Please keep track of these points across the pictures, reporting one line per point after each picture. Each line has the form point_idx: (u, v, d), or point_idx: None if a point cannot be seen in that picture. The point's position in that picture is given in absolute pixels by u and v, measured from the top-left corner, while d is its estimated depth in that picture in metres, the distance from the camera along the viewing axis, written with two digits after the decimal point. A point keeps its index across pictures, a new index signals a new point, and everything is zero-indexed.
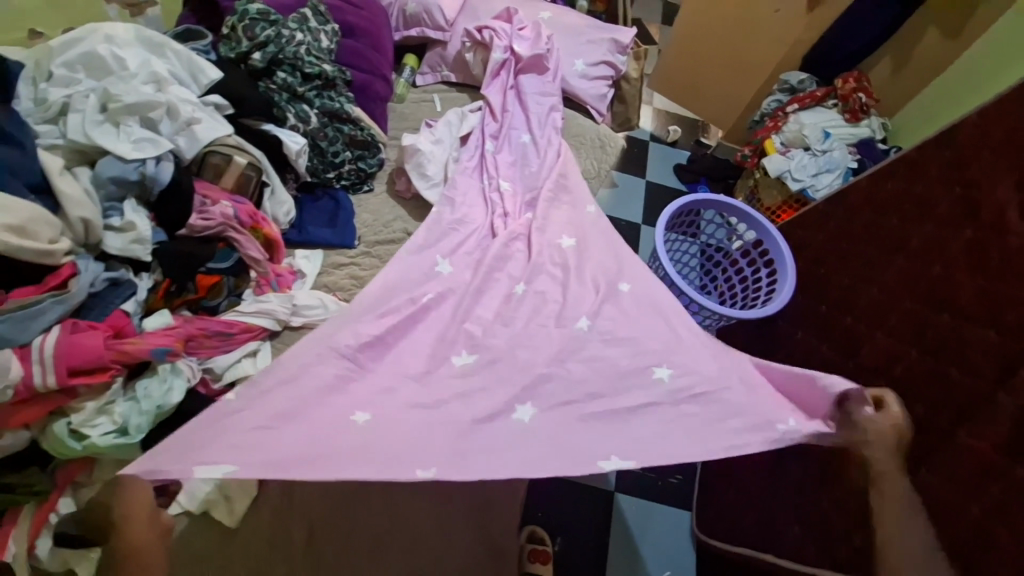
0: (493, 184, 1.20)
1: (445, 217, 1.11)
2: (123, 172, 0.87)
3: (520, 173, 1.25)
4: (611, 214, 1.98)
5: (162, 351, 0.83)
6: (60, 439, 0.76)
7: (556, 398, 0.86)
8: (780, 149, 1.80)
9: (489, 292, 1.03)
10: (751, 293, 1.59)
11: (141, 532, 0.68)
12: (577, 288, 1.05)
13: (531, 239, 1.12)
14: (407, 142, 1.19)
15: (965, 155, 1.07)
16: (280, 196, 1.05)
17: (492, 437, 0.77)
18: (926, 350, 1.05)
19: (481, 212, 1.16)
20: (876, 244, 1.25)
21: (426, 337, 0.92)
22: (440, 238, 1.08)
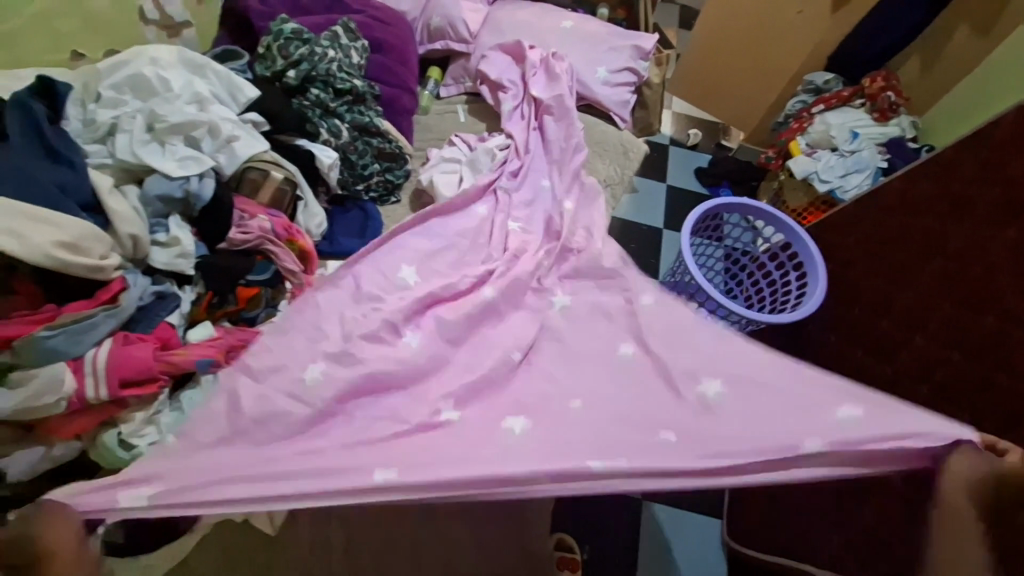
0: (478, 209, 1.20)
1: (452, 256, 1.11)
2: (168, 189, 0.91)
3: (535, 214, 1.24)
4: (632, 219, 1.97)
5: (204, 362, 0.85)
6: (108, 450, 0.78)
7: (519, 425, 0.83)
8: (806, 150, 1.78)
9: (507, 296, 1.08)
10: (780, 298, 1.56)
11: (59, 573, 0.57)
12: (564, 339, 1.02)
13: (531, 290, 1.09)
14: (426, 178, 1.23)
15: (1005, 152, 1.05)
16: (314, 209, 1.08)
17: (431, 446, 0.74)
18: (970, 353, 1.02)
19: (481, 251, 1.14)
20: (912, 246, 1.22)
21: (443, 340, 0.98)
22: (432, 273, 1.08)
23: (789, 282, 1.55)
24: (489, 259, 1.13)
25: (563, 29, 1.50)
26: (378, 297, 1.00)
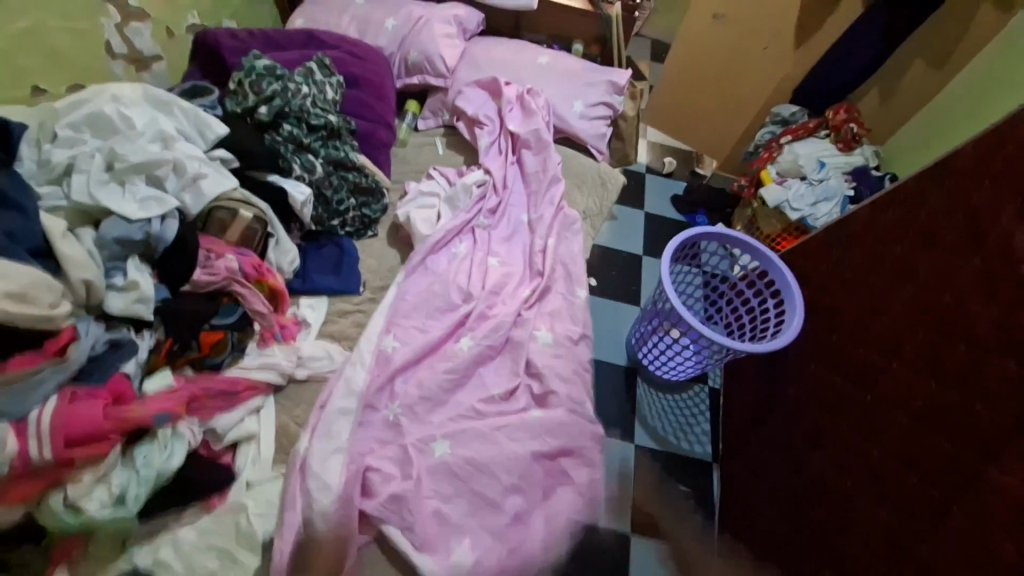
0: (458, 246, 1.19)
1: (433, 300, 1.10)
2: (128, 232, 0.85)
3: (515, 249, 1.24)
4: (612, 246, 1.98)
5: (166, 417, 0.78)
6: (57, 518, 0.72)
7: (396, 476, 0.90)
8: (777, 179, 1.83)
9: (485, 332, 1.08)
10: (759, 325, 1.58)
11: None
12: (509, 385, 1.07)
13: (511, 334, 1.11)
14: (402, 213, 1.20)
15: (966, 184, 1.08)
16: (285, 246, 1.05)
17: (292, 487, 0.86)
18: (943, 381, 1.03)
19: (462, 291, 1.13)
20: (881, 274, 1.25)
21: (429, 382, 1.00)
22: (409, 316, 1.07)
23: (766, 309, 1.56)
24: (468, 297, 1.12)
25: (540, 64, 1.53)
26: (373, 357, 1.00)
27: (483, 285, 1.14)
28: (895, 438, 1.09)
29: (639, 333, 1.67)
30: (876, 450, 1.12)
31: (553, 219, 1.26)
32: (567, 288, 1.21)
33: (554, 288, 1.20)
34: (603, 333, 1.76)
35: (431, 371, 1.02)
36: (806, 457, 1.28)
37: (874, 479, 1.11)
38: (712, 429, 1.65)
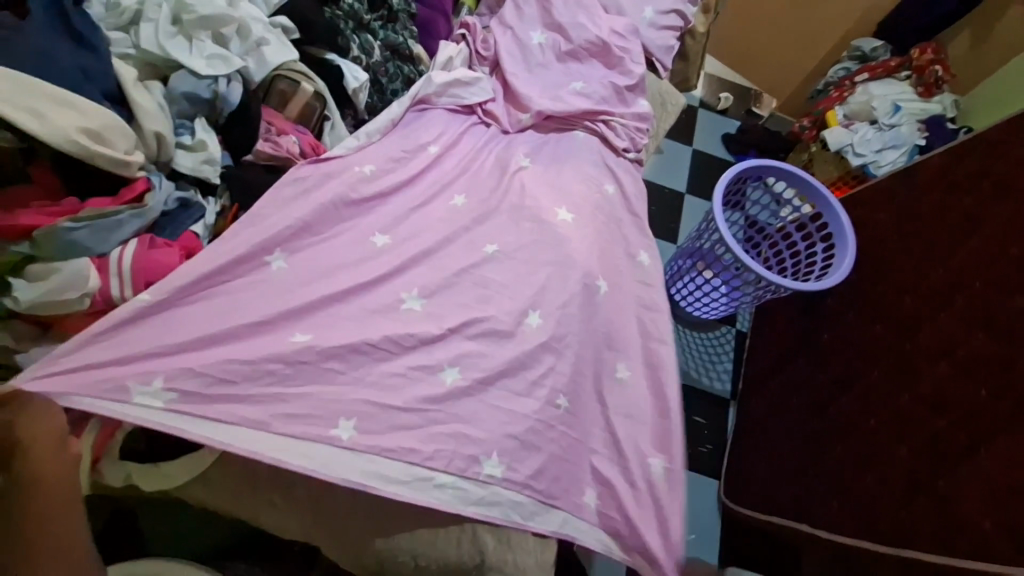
0: (520, 160, 1.17)
1: (484, 215, 1.07)
2: (195, 88, 0.85)
3: (566, 169, 1.18)
4: (655, 180, 1.93)
5: (219, 294, 0.82)
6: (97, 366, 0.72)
7: (388, 165, 1.05)
8: (843, 121, 1.73)
9: (523, 231, 1.07)
10: (802, 268, 1.54)
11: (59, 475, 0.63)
12: (535, 234, 1.07)
13: (556, 248, 1.06)
14: (438, 86, 1.16)
15: None
16: (340, 131, 1.04)
17: (396, 155, 1.07)
18: (994, 333, 1.01)
19: (515, 201, 1.10)
20: (944, 227, 1.20)
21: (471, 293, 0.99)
22: (457, 222, 1.05)
23: (814, 254, 1.51)
24: (496, 228, 1.06)
25: None
26: (414, 252, 0.98)
27: (528, 206, 1.10)
28: (929, 384, 1.09)
29: (675, 269, 1.67)
30: (908, 394, 1.12)
31: (610, 128, 1.27)
32: (632, 187, 1.25)
33: (613, 216, 1.17)
34: None
35: (445, 250, 1.01)
36: (828, 400, 1.30)
37: (900, 421, 1.12)
38: (734, 368, 1.68)
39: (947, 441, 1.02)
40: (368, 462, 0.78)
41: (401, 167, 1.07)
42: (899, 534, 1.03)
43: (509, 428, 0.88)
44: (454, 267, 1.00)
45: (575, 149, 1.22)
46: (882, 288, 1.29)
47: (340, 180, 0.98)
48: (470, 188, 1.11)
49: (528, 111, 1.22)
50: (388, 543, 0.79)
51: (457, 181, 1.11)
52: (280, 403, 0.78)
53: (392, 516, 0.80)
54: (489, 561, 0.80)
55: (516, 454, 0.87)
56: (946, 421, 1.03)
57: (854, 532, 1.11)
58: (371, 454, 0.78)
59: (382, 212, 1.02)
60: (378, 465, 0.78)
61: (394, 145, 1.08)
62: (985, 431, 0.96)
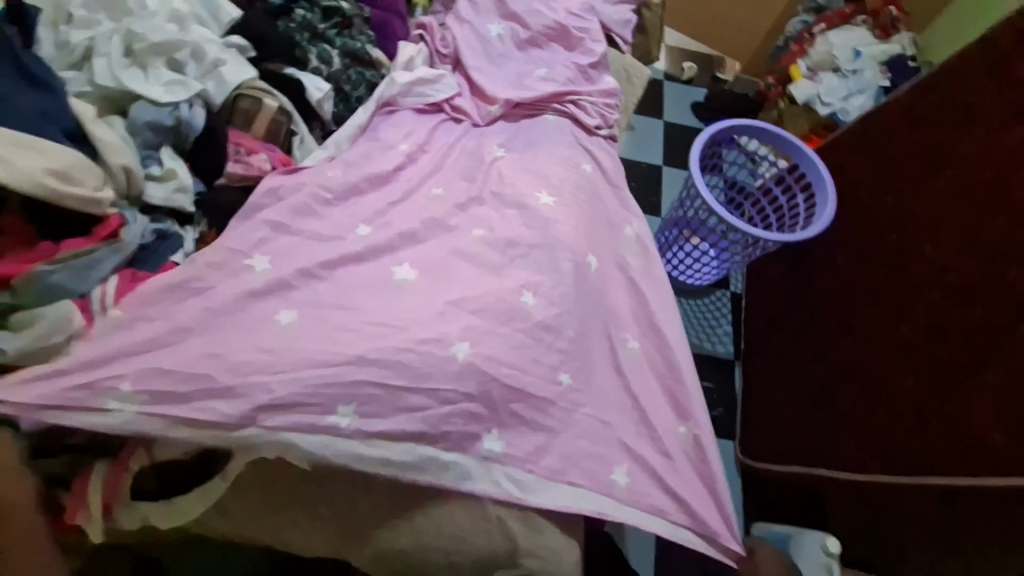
0: (495, 150, 1.16)
1: (466, 210, 1.07)
2: (157, 117, 0.84)
3: (542, 153, 1.17)
4: (631, 157, 1.93)
5: (201, 317, 0.80)
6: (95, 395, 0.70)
7: (362, 173, 1.03)
8: (807, 74, 1.75)
9: (506, 220, 1.06)
10: (787, 220, 1.56)
11: None
12: (519, 222, 1.06)
13: (543, 232, 1.05)
14: (403, 87, 1.16)
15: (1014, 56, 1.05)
16: (309, 144, 1.03)
17: (370, 162, 1.06)
18: (983, 255, 1.03)
19: (495, 193, 1.09)
20: (919, 160, 1.22)
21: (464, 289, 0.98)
22: (440, 221, 1.04)
23: (796, 205, 1.53)
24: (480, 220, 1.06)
25: None
26: (400, 252, 0.97)
27: (508, 194, 1.09)
28: (925, 313, 1.10)
29: (663, 241, 1.67)
30: (906, 326, 1.14)
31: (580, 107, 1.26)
32: (609, 163, 1.25)
33: (596, 193, 1.18)
34: None
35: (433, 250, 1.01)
36: (830, 345, 1.31)
37: (902, 354, 1.13)
38: (734, 330, 1.69)
39: (951, 368, 1.03)
40: (367, 450, 0.77)
41: (375, 172, 1.05)
42: (915, 464, 1.04)
43: (521, 415, 0.89)
44: (446, 252, 1.00)
45: (549, 134, 1.21)
46: (865, 228, 1.31)
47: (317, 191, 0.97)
48: (450, 185, 1.10)
49: (496, 102, 1.22)
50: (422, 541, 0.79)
51: (434, 180, 1.10)
52: (265, 394, 0.75)
53: (420, 516, 0.79)
54: (523, 547, 0.80)
55: (531, 437, 0.88)
56: (946, 347, 1.05)
57: (873, 470, 1.12)
58: (375, 439, 0.78)
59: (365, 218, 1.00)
60: (382, 449, 0.78)
61: (366, 151, 1.07)
62: (986, 351, 0.98)
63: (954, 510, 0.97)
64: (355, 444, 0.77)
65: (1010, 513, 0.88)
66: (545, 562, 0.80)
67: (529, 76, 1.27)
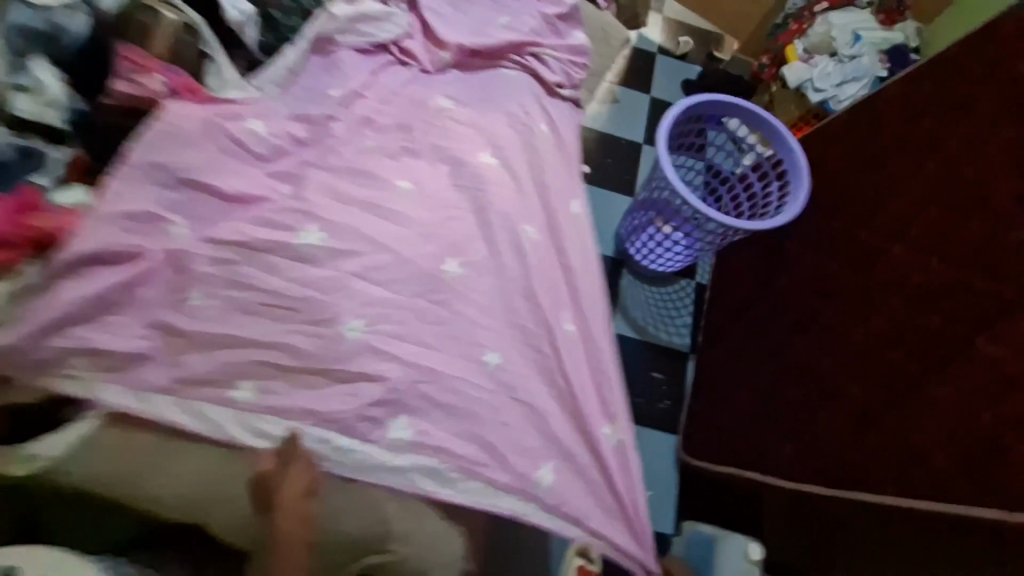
0: (440, 101, 1.06)
1: (394, 167, 0.98)
2: (31, 22, 0.84)
3: (490, 109, 1.08)
4: (611, 131, 1.82)
5: (85, 256, 0.79)
6: None
7: (282, 115, 0.96)
8: (803, 56, 1.62)
9: (437, 184, 0.99)
10: (759, 209, 1.46)
11: (288, 523, 0.68)
12: (448, 188, 1.00)
13: (476, 201, 0.99)
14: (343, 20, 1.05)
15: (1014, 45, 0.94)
16: (226, 73, 0.94)
17: (290, 104, 0.98)
18: (949, 260, 0.94)
19: (431, 152, 1.01)
20: (898, 153, 1.12)
21: (382, 251, 0.91)
22: (364, 174, 0.96)
23: (769, 193, 1.44)
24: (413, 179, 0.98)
25: None
26: (306, 208, 0.91)
27: (444, 155, 1.01)
28: (882, 318, 1.03)
29: (630, 224, 1.57)
30: (860, 330, 1.07)
31: (539, 62, 1.15)
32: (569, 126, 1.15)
33: (547, 160, 1.08)
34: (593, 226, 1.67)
35: (358, 205, 0.94)
36: (785, 344, 1.23)
37: (852, 359, 1.06)
38: (694, 322, 1.62)
39: (899, 378, 0.97)
40: (268, 424, 0.79)
41: (300, 112, 0.97)
42: (852, 476, 0.99)
43: (423, 386, 0.85)
44: (364, 207, 0.94)
45: (503, 91, 1.10)
46: (833, 224, 1.22)
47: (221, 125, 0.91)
48: (383, 136, 1.01)
49: (448, 49, 1.11)
50: (302, 507, 0.70)
51: (364, 134, 1.00)
52: (182, 369, 0.80)
53: (288, 485, 0.70)
54: (394, 532, 0.75)
55: (430, 413, 0.84)
56: (897, 355, 0.98)
57: (808, 480, 1.07)
58: (271, 415, 0.80)
59: (283, 162, 0.94)
60: (280, 426, 0.79)
61: (295, 98, 1.00)
62: (936, 362, 0.91)
63: (879, 529, 0.92)
64: (253, 417, 0.79)
65: (933, 541, 0.84)
66: (418, 547, 0.75)
67: (489, 23, 1.15)
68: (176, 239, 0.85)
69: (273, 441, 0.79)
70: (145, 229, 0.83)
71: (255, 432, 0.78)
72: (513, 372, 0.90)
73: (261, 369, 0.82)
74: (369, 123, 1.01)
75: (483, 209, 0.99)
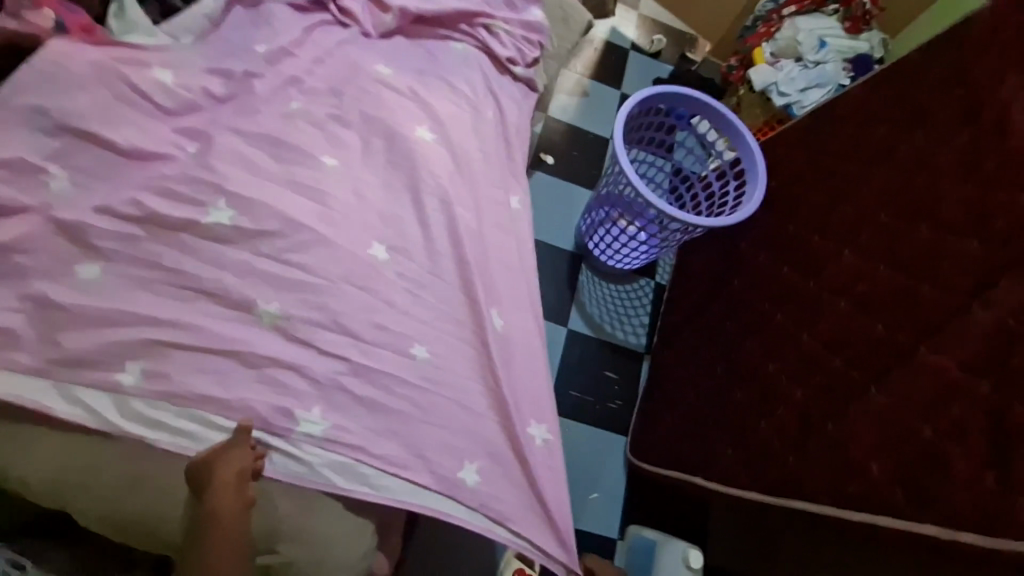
0: (378, 68, 0.99)
1: (324, 137, 0.91)
2: None
3: (431, 79, 1.01)
4: (577, 123, 1.77)
5: None
6: None
7: (200, 69, 0.90)
8: (769, 60, 1.62)
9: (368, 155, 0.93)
10: (716, 207, 1.44)
11: (227, 500, 0.63)
12: (379, 160, 0.93)
13: (411, 177, 0.93)
14: None
15: (972, 54, 0.93)
16: (132, 16, 0.91)
17: (208, 57, 0.92)
18: (898, 266, 0.93)
19: (363, 119, 0.94)
20: (854, 159, 1.10)
21: (302, 221, 0.83)
22: (287, 141, 0.89)
23: (726, 191, 1.41)
24: (342, 149, 0.91)
25: None
26: (215, 175, 0.83)
27: (377, 124, 0.95)
28: (830, 322, 1.01)
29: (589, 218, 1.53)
30: (807, 335, 1.05)
31: (491, 35, 1.10)
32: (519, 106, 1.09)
33: (493, 141, 1.03)
34: (551, 219, 1.62)
35: (277, 172, 0.87)
36: (735, 347, 1.21)
37: (799, 363, 1.04)
38: (651, 321, 1.58)
39: (845, 384, 0.95)
40: (166, 414, 0.71)
41: (218, 65, 0.92)
42: (796, 484, 0.97)
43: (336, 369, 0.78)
44: (282, 176, 0.86)
45: (450, 65, 1.05)
46: (790, 227, 1.20)
47: (122, 73, 0.85)
48: (312, 101, 0.94)
49: (391, 12, 1.04)
50: (243, 489, 0.65)
51: (293, 97, 0.94)
52: (57, 349, 0.71)
53: (228, 461, 0.66)
54: (283, 530, 0.68)
55: (342, 401, 0.77)
56: (843, 361, 0.96)
57: (752, 487, 1.06)
58: (161, 400, 0.71)
59: (192, 118, 0.88)
60: (174, 413, 0.71)
61: (215, 53, 0.93)
62: (881, 369, 0.90)
63: (828, 540, 0.91)
64: (140, 402, 0.70)
65: (872, 554, 0.83)
66: (315, 548, 0.68)
67: None
68: (55, 193, 0.78)
69: (166, 430, 0.70)
70: (23, 181, 0.76)
71: (140, 420, 0.70)
72: (441, 362, 0.84)
73: (152, 351, 0.73)
74: (301, 88, 0.95)
75: (415, 181, 0.93)
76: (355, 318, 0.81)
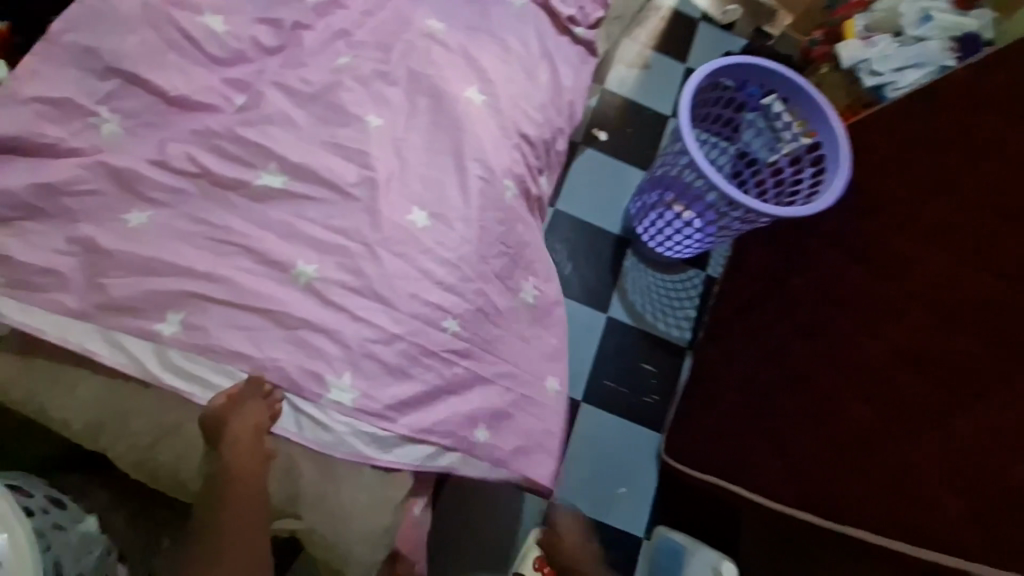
0: (429, 23, 0.93)
1: (371, 96, 0.87)
2: None
3: (485, 38, 0.95)
4: (635, 98, 1.65)
5: None
6: None
7: (250, 17, 0.87)
8: (861, 35, 1.45)
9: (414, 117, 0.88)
10: (786, 196, 1.32)
11: (244, 461, 0.65)
12: (426, 122, 0.88)
13: (457, 141, 0.87)
14: None
15: None
16: None
17: (261, 7, 0.89)
18: (1001, 275, 0.80)
19: (412, 79, 0.90)
20: (955, 146, 0.96)
21: (342, 183, 0.80)
22: (335, 98, 0.85)
23: (800, 178, 1.29)
24: (388, 109, 0.87)
25: None
26: (262, 131, 0.81)
27: (425, 83, 0.89)
28: (905, 331, 0.90)
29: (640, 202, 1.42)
30: (878, 343, 0.94)
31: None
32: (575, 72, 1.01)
33: (546, 108, 0.95)
34: (601, 199, 1.53)
35: (321, 131, 0.83)
36: (788, 350, 1.11)
37: (864, 373, 0.94)
38: (698, 315, 1.49)
39: (918, 403, 0.84)
40: (202, 367, 0.70)
41: (269, 14, 0.88)
42: (849, 507, 0.89)
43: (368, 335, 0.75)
44: (325, 134, 0.83)
45: (506, 22, 0.97)
46: (866, 222, 1.07)
47: (173, 18, 0.83)
48: (362, 57, 0.90)
49: None
50: (257, 444, 0.66)
51: (343, 54, 0.90)
52: (104, 294, 0.70)
53: (240, 418, 0.66)
54: (304, 497, 0.70)
55: (373, 371, 0.74)
56: (920, 379, 0.85)
57: (798, 503, 0.98)
58: (196, 353, 0.70)
59: (242, 69, 0.86)
60: (207, 365, 0.70)
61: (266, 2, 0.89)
62: (964, 389, 0.79)
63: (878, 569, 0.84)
64: (176, 354, 0.70)
65: None
66: (335, 521, 0.70)
67: None
68: (110, 137, 0.78)
69: (198, 383, 0.69)
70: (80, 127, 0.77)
71: (176, 371, 0.69)
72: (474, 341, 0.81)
73: (189, 303, 0.71)
74: (351, 44, 0.91)
75: (461, 146, 0.87)
76: (390, 287, 0.78)
